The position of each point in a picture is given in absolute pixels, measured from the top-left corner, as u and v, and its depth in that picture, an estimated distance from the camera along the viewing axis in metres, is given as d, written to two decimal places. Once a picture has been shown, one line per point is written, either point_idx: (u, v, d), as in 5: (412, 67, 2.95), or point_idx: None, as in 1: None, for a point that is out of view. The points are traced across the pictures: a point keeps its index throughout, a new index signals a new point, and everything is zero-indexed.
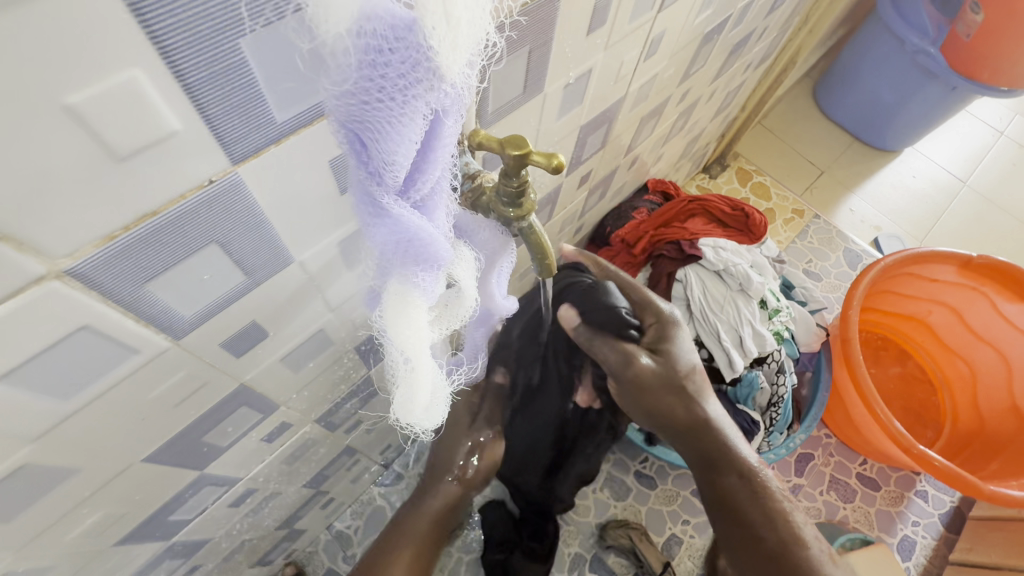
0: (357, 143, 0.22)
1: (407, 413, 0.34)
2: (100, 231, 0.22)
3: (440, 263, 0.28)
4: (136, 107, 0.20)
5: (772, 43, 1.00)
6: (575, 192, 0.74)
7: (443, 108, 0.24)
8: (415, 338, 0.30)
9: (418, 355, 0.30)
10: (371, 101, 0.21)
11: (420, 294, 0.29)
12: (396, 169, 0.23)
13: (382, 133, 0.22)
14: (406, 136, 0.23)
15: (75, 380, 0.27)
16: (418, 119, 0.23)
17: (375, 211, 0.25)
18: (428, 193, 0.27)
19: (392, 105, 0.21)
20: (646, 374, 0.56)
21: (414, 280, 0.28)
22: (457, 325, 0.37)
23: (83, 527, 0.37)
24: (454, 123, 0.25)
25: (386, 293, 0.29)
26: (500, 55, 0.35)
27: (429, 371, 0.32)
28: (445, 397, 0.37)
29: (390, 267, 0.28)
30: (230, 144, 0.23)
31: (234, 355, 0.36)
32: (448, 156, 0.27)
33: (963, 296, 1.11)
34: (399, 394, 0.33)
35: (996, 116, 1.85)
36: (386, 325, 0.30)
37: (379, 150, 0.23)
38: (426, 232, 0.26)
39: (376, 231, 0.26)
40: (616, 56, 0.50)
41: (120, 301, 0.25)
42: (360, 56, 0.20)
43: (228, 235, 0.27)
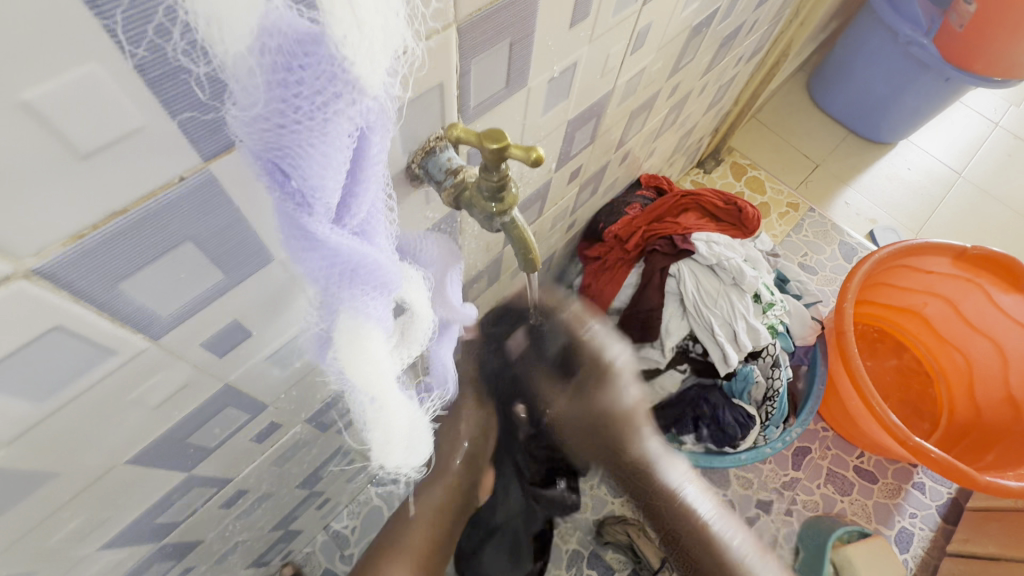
0: (277, 170, 0.23)
1: (387, 450, 0.35)
2: (67, 230, 0.22)
3: (385, 289, 0.28)
4: (97, 102, 0.19)
5: (763, 35, 1.00)
6: (565, 187, 0.74)
7: (369, 126, 0.24)
8: (375, 374, 0.31)
9: (382, 391, 0.31)
10: (287, 123, 0.21)
11: (371, 326, 0.29)
12: (324, 194, 0.24)
13: (303, 157, 0.22)
14: (330, 158, 0.23)
15: (51, 382, 0.26)
16: (340, 139, 0.23)
17: (307, 240, 0.25)
18: (364, 218, 0.27)
19: (311, 125, 0.22)
20: (567, 417, 0.73)
21: (361, 309, 0.28)
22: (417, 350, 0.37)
23: (67, 531, 0.37)
24: (381, 139, 0.26)
25: (338, 330, 0.29)
26: (480, 49, 0.35)
27: (396, 405, 0.33)
28: (426, 430, 0.38)
29: (333, 298, 0.27)
30: (199, 140, 0.23)
31: (217, 356, 0.36)
32: (375, 176, 0.27)
33: (958, 288, 1.11)
34: (372, 430, 0.34)
35: (991, 106, 1.85)
36: (343, 362, 0.30)
37: (302, 175, 0.23)
38: (364, 256, 0.26)
39: (310, 260, 0.26)
40: (602, 49, 0.50)
41: (93, 301, 0.25)
42: (268, 75, 0.20)
43: (204, 234, 0.27)
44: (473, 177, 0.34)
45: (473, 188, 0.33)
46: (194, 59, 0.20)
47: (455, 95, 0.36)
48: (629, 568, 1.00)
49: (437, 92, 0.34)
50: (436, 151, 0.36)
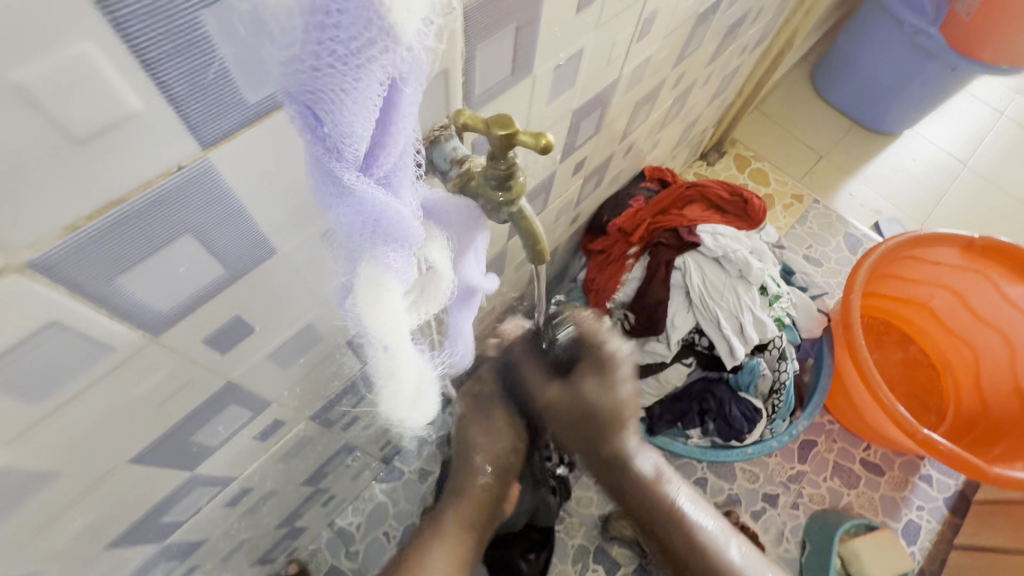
0: (311, 115, 0.22)
1: (394, 398, 0.36)
2: (61, 221, 0.21)
3: (409, 242, 0.28)
4: (90, 85, 0.18)
5: (768, 24, 0.98)
6: (569, 179, 0.72)
7: (402, 76, 0.23)
8: (392, 324, 0.30)
9: (396, 341, 0.31)
10: (321, 66, 0.20)
11: (392, 277, 0.28)
12: (354, 140, 0.23)
13: (337, 102, 0.21)
14: (361, 105, 0.22)
15: (50, 380, 0.26)
16: (375, 86, 0.22)
17: (335, 188, 0.25)
18: (392, 167, 0.27)
19: (345, 69, 0.21)
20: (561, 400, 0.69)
21: (384, 259, 0.27)
22: (434, 310, 0.36)
23: (71, 531, 0.36)
24: (415, 92, 0.24)
25: (359, 279, 0.28)
26: (485, 33, 0.34)
27: (407, 355, 0.32)
28: (432, 383, 0.38)
29: (357, 249, 0.27)
30: (197, 126, 0.22)
31: (220, 352, 0.35)
32: (408, 127, 0.26)
33: (966, 280, 1.10)
34: (385, 381, 0.34)
35: (996, 95, 1.83)
36: (359, 312, 0.29)
37: (334, 121, 0.22)
38: (388, 207, 0.26)
39: (337, 209, 0.25)
40: (608, 36, 0.49)
41: (90, 296, 0.24)
42: (306, 17, 0.19)
43: (203, 226, 0.26)
44: (479, 166, 0.33)
45: (479, 176, 0.32)
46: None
47: (459, 83, 0.35)
48: (635, 563, 0.99)
49: (442, 78, 0.33)
50: (441, 141, 0.34)
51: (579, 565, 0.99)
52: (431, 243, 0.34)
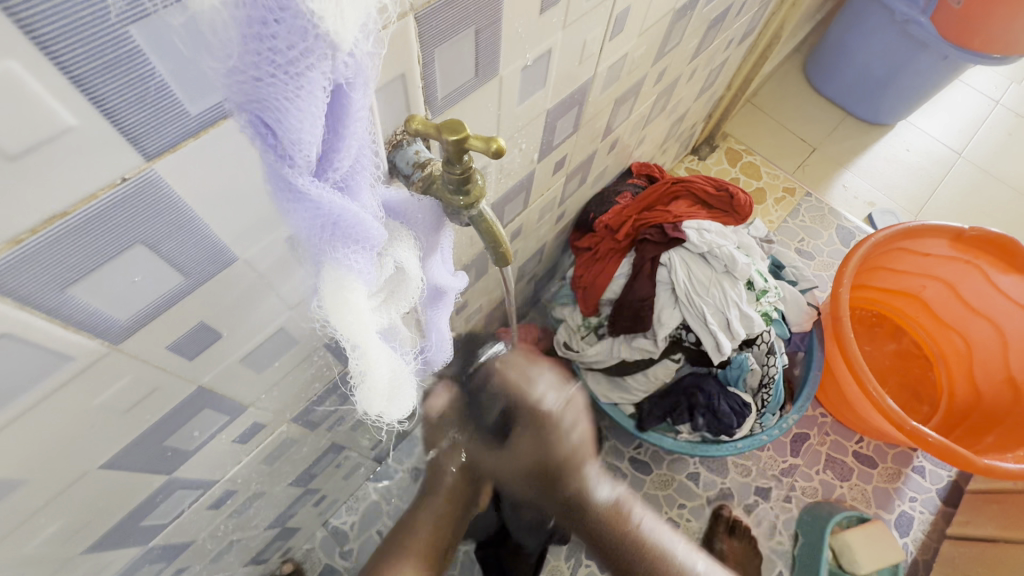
0: (260, 125, 0.21)
1: (368, 401, 0.33)
2: (2, 236, 0.21)
3: (370, 241, 0.27)
4: (19, 102, 0.18)
5: (754, 17, 0.98)
6: (551, 177, 0.72)
7: (348, 80, 0.22)
8: (359, 324, 0.28)
9: (365, 340, 0.29)
10: (263, 78, 0.19)
11: (355, 277, 0.27)
12: (307, 148, 0.22)
13: (283, 112, 0.20)
14: (309, 113, 0.21)
15: (4, 391, 0.26)
16: (321, 92, 0.21)
17: (290, 194, 0.24)
18: (349, 171, 0.25)
19: (288, 79, 0.20)
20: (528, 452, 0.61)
21: (345, 262, 0.27)
22: (406, 307, 0.36)
23: (45, 537, 0.37)
24: (364, 94, 0.23)
25: (321, 280, 0.28)
26: (441, 36, 0.34)
27: (380, 356, 0.31)
28: (410, 381, 0.36)
29: (318, 251, 0.26)
30: (140, 138, 0.23)
31: (188, 358, 0.35)
32: (362, 131, 0.25)
33: (957, 270, 1.09)
34: (359, 382, 0.32)
35: (991, 84, 1.81)
36: (328, 314, 0.29)
37: (285, 130, 0.21)
38: (349, 211, 0.25)
39: (295, 214, 0.24)
40: (578, 35, 0.48)
41: (41, 307, 0.24)
42: (241, 29, 0.18)
43: (155, 236, 0.27)
44: (440, 169, 0.33)
45: (439, 182, 0.32)
46: (168, 5, 0.20)
47: (419, 86, 0.35)
48: None
49: (399, 83, 0.33)
50: (403, 145, 0.35)
51: (572, 561, 1.00)
52: (397, 244, 0.33)
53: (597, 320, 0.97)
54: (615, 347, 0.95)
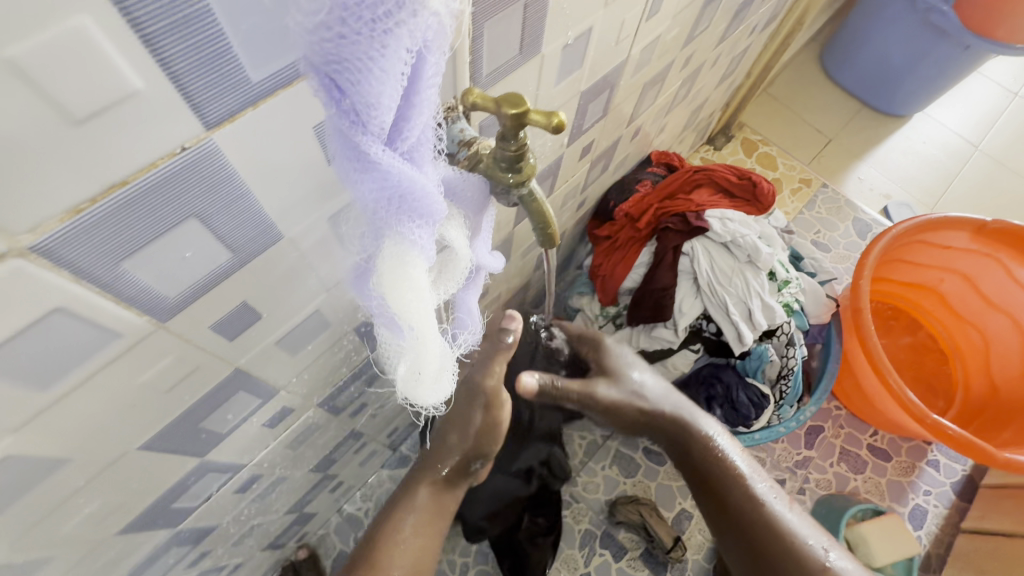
0: (340, 88, 0.20)
1: (415, 384, 0.32)
2: (63, 205, 0.20)
3: (434, 217, 0.26)
4: (88, 60, 0.18)
5: (779, 3, 0.96)
6: (576, 164, 0.71)
7: (426, 44, 0.21)
8: (418, 302, 0.28)
9: (422, 320, 0.28)
10: (347, 35, 0.18)
11: (417, 253, 0.27)
12: (383, 114, 0.21)
13: (365, 73, 0.19)
14: (389, 75, 0.20)
15: (54, 366, 0.25)
16: (404, 55, 0.20)
17: (360, 163, 0.23)
18: (416, 142, 0.24)
19: (371, 37, 0.19)
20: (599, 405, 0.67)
21: (409, 235, 0.26)
22: (453, 288, 0.35)
23: (80, 518, 0.37)
24: (439, 60, 0.22)
25: (382, 257, 0.27)
26: (493, 8, 0.33)
27: (434, 336, 0.30)
28: (454, 364, 0.35)
29: (382, 224, 0.25)
30: (202, 104, 0.22)
31: (228, 338, 0.35)
32: (433, 98, 0.23)
33: (978, 264, 1.08)
34: (407, 362, 0.31)
35: (1011, 76, 1.79)
36: (384, 292, 0.28)
37: (364, 94, 0.20)
38: (416, 182, 0.24)
39: (363, 184, 0.23)
40: (617, 14, 0.47)
41: (95, 281, 0.24)
42: None
43: (208, 209, 0.26)
44: (487, 149, 0.32)
45: (489, 160, 0.31)
46: None
47: (468, 62, 0.34)
48: (641, 547, 1.00)
49: (450, 57, 0.32)
50: (448, 122, 0.33)
51: (585, 550, 1.00)
52: (448, 223, 0.32)
53: (616, 309, 0.97)
54: (633, 336, 0.95)
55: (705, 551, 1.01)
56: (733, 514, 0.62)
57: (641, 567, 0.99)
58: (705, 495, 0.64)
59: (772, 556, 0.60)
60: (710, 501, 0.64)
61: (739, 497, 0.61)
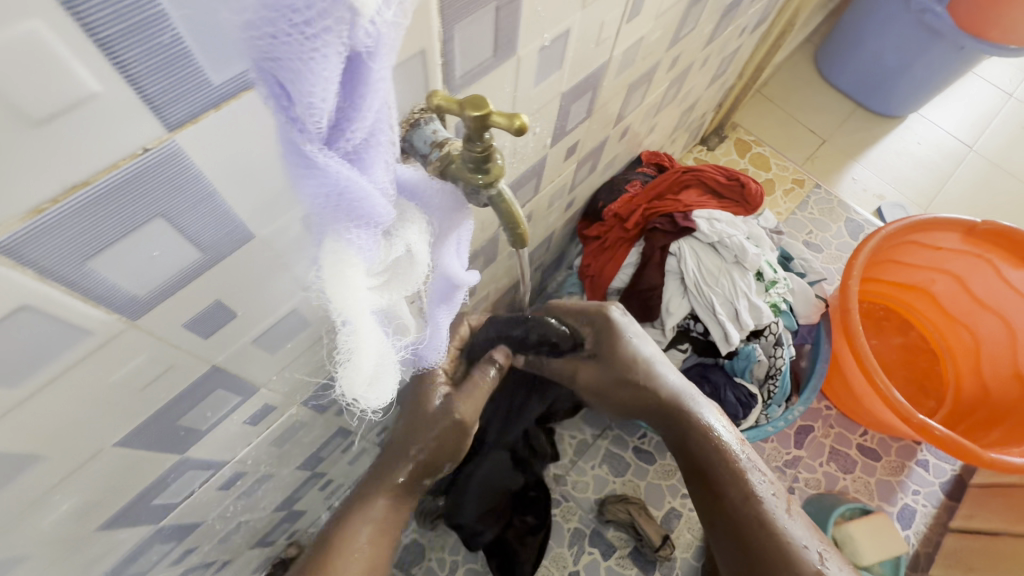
0: (275, 87, 0.20)
1: (349, 383, 0.32)
2: (25, 205, 0.21)
3: (376, 219, 0.26)
4: (41, 64, 0.18)
5: (768, 4, 0.96)
6: (562, 164, 0.72)
7: (366, 48, 0.21)
8: (352, 299, 0.28)
9: (356, 316, 0.29)
10: (279, 36, 0.19)
11: (356, 253, 0.27)
12: (319, 115, 0.21)
13: (297, 73, 0.20)
14: (323, 77, 0.20)
15: (23, 364, 0.26)
16: (337, 57, 0.20)
17: (301, 162, 0.23)
18: (363, 144, 0.24)
19: (303, 39, 0.19)
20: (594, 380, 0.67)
21: (347, 236, 0.26)
22: (406, 292, 0.34)
23: (58, 514, 0.37)
24: (384, 64, 0.23)
25: (323, 252, 0.27)
26: (461, 10, 0.33)
27: (370, 332, 0.30)
28: (395, 369, 0.35)
29: (323, 223, 0.25)
30: (160, 106, 0.22)
31: (203, 336, 0.35)
32: (380, 101, 0.24)
33: (968, 264, 1.08)
34: (345, 359, 0.31)
35: (1006, 77, 1.79)
36: (324, 287, 0.28)
37: (297, 94, 0.20)
38: (357, 183, 0.24)
39: (304, 183, 0.24)
40: (596, 16, 0.48)
41: (62, 280, 0.24)
42: None
43: (173, 209, 0.26)
44: (457, 149, 0.32)
45: (457, 160, 0.31)
46: None
47: (438, 64, 0.34)
48: (630, 546, 1.00)
49: (418, 59, 0.33)
50: (421, 124, 0.34)
51: (575, 548, 1.00)
52: (408, 226, 0.33)
53: None
54: None
55: (694, 549, 1.01)
56: (732, 511, 0.61)
57: (630, 566, 0.99)
58: (699, 488, 0.64)
59: (758, 552, 0.59)
60: (706, 496, 0.64)
61: (736, 494, 0.61)
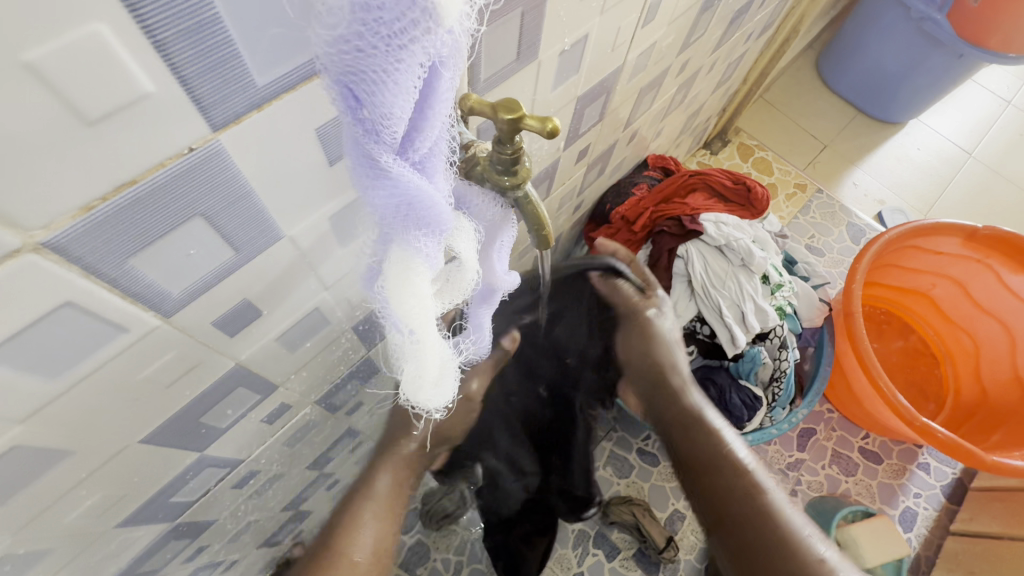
0: (354, 98, 0.21)
1: (417, 390, 0.33)
2: (75, 202, 0.21)
3: (441, 227, 0.27)
4: (100, 63, 0.18)
5: (774, 10, 0.97)
6: (572, 167, 0.72)
7: (440, 58, 0.22)
8: (419, 309, 0.28)
9: (422, 327, 0.29)
10: (365, 48, 0.19)
11: (421, 259, 0.27)
12: (395, 124, 0.22)
13: (378, 84, 0.20)
14: (403, 87, 0.21)
15: (62, 360, 0.26)
16: (417, 68, 0.21)
17: (372, 173, 0.23)
18: (428, 153, 0.25)
19: (387, 51, 0.20)
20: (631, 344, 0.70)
21: (413, 244, 0.27)
22: (458, 298, 0.35)
23: (82, 509, 0.37)
24: (452, 76, 0.24)
25: (388, 259, 0.27)
26: (489, 16, 0.34)
27: (435, 343, 0.31)
28: (454, 369, 0.35)
29: (390, 230, 0.26)
30: (208, 107, 0.23)
31: (229, 334, 0.36)
32: (444, 110, 0.24)
33: (968, 269, 1.10)
34: (406, 367, 0.32)
35: (1004, 84, 1.81)
36: (388, 296, 0.28)
37: (377, 104, 0.21)
38: (425, 192, 0.25)
39: (373, 193, 0.24)
40: (613, 22, 0.48)
41: (103, 277, 0.25)
42: None
43: (213, 208, 0.27)
44: (485, 152, 0.33)
45: (485, 163, 0.32)
46: None
47: (465, 67, 0.35)
48: (634, 547, 1.01)
49: None
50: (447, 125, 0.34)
51: (578, 549, 1.01)
52: (456, 232, 0.32)
53: None
54: None
55: (697, 551, 1.02)
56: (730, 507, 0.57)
57: (633, 567, 1.00)
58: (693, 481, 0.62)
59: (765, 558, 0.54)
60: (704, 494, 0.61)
61: (737, 484, 0.57)
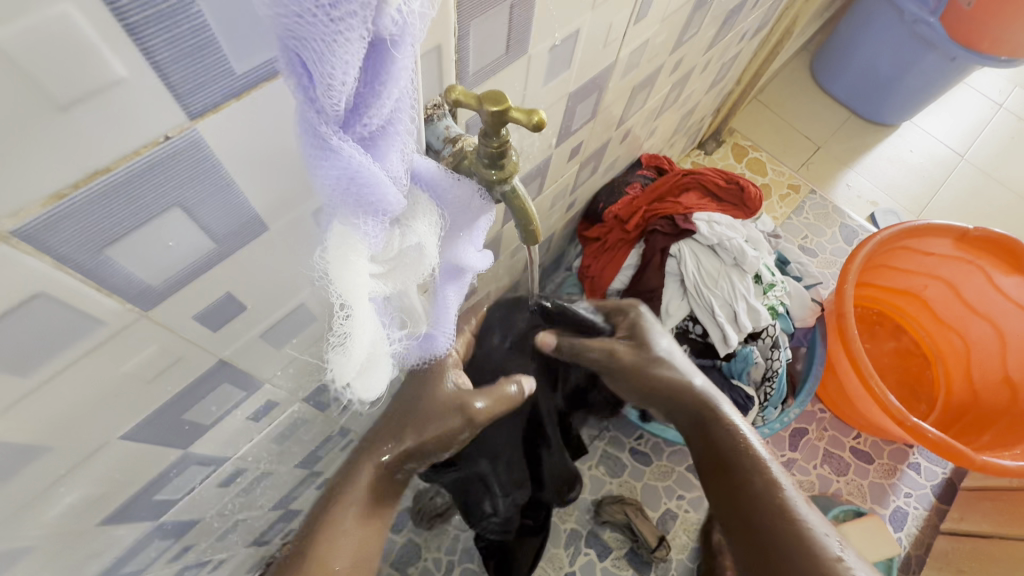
0: (299, 66, 0.20)
1: (342, 369, 0.32)
2: (47, 189, 0.21)
3: (387, 209, 0.26)
4: (72, 48, 0.18)
5: (768, 11, 0.97)
6: (564, 165, 0.72)
7: (390, 35, 0.21)
8: (353, 287, 0.28)
9: (356, 303, 0.29)
10: (306, 16, 0.18)
11: (362, 240, 0.27)
12: (339, 98, 0.21)
13: (320, 55, 0.19)
14: (347, 60, 0.20)
15: (37, 353, 0.26)
16: (361, 42, 0.20)
17: (317, 145, 0.23)
18: (377, 128, 0.24)
19: (330, 21, 0.19)
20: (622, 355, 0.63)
21: (356, 224, 0.26)
22: (414, 281, 0.34)
23: (61, 508, 0.37)
24: (409, 55, 0.23)
25: (330, 233, 0.27)
26: (475, 9, 0.33)
27: (366, 322, 0.30)
28: (389, 353, 0.36)
29: (333, 207, 0.25)
30: (184, 95, 0.22)
31: (212, 329, 0.35)
32: (399, 89, 0.24)
33: (959, 270, 1.10)
34: (338, 340, 0.31)
35: (996, 88, 1.82)
36: (328, 269, 0.28)
37: (320, 76, 0.20)
38: (370, 169, 0.24)
39: (317, 166, 0.23)
40: (605, 18, 0.48)
41: (78, 267, 0.24)
42: None
43: (192, 199, 0.26)
44: (472, 146, 0.33)
45: (472, 157, 0.32)
46: None
47: (453, 60, 0.35)
48: (626, 547, 1.01)
49: (435, 55, 0.33)
50: (434, 119, 0.35)
51: (570, 549, 1.00)
52: (417, 217, 0.31)
53: None
54: None
55: (690, 551, 1.01)
56: (747, 495, 0.54)
57: (626, 566, 0.99)
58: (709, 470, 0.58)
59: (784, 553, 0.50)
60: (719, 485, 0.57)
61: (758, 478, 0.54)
